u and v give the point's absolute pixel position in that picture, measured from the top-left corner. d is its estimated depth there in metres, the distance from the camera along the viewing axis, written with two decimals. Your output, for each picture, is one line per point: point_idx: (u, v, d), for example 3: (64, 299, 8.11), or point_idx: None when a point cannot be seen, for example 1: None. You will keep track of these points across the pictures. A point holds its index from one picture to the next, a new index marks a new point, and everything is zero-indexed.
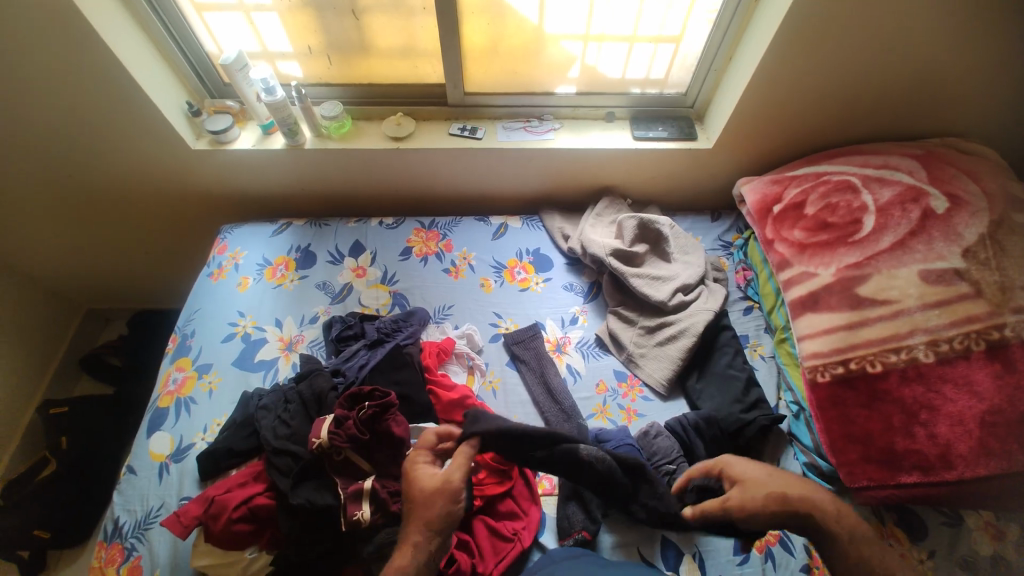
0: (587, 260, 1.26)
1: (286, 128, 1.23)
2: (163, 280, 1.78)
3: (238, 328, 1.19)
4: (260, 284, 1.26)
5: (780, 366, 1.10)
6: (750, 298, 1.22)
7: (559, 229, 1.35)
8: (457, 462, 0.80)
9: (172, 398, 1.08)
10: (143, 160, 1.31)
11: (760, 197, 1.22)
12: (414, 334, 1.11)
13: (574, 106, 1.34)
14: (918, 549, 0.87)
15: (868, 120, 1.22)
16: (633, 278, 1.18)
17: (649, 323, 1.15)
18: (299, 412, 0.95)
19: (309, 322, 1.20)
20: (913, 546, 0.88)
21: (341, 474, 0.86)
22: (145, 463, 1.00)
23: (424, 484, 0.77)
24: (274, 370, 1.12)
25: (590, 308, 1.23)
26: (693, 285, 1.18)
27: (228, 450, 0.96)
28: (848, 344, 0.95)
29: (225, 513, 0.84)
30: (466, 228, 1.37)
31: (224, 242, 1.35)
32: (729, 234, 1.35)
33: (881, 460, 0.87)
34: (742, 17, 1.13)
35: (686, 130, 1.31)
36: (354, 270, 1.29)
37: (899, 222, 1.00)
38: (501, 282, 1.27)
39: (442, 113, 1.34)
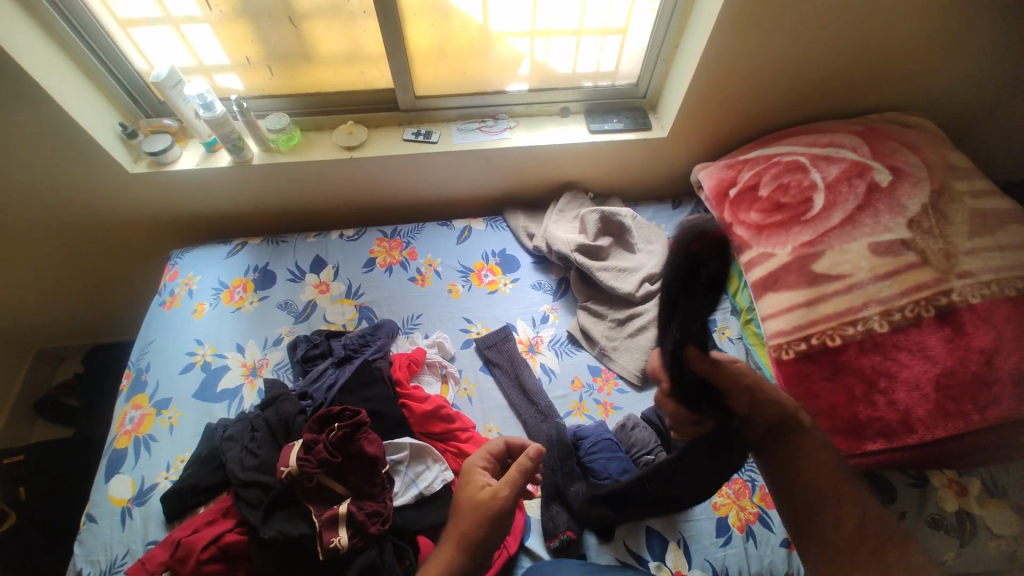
0: (553, 257, 1.26)
1: (230, 144, 1.18)
2: (115, 311, 1.69)
3: (196, 357, 1.13)
4: (217, 309, 1.21)
5: (748, 346, 1.13)
6: None
7: (523, 228, 1.34)
8: (507, 477, 0.74)
9: (130, 438, 1.03)
10: (78, 188, 1.24)
11: (716, 182, 1.24)
12: (382, 348, 1.08)
13: (527, 103, 1.33)
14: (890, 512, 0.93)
15: (812, 99, 1.25)
16: (599, 272, 1.18)
17: (619, 316, 1.15)
18: (266, 440, 0.92)
19: (272, 344, 1.16)
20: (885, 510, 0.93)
21: (314, 500, 0.84)
22: (105, 509, 0.94)
23: (474, 495, 0.74)
24: (239, 398, 1.08)
25: (560, 305, 1.23)
26: (659, 274, 1.19)
27: (193, 487, 0.92)
28: (808, 320, 0.97)
29: (193, 555, 0.80)
30: (430, 234, 1.35)
31: (175, 268, 1.29)
32: (691, 220, 1.37)
33: (847, 430, 0.90)
34: (684, 8, 1.15)
35: (641, 121, 1.31)
36: (316, 286, 1.25)
37: (847, 197, 1.03)
38: (469, 286, 1.25)
39: (395, 118, 1.31)
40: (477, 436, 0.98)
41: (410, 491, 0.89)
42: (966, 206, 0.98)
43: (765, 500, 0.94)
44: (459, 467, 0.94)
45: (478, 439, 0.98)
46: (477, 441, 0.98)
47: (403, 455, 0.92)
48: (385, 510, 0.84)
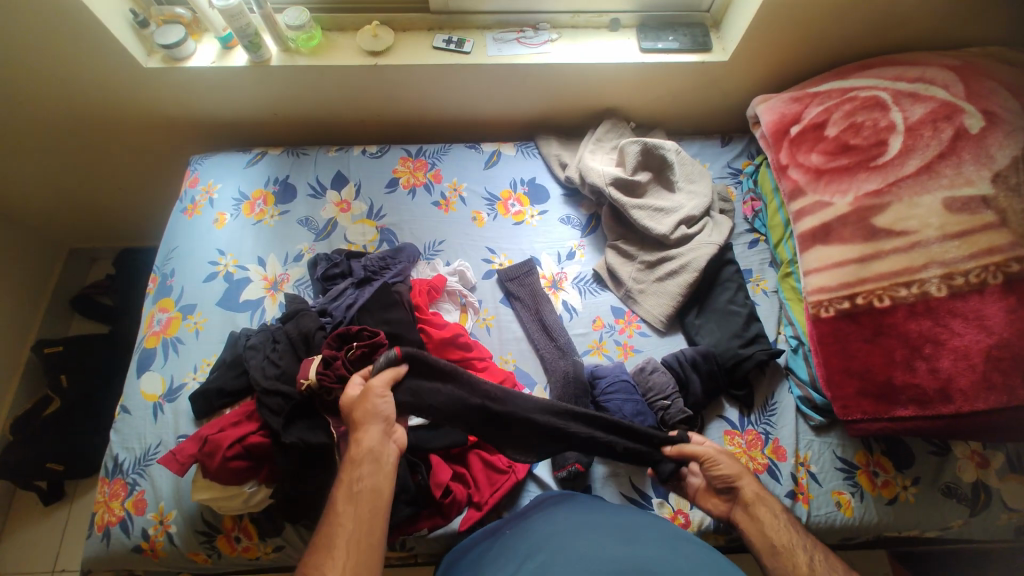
0: (585, 190, 1.18)
1: (246, 41, 1.08)
2: (141, 216, 1.70)
3: (219, 267, 1.13)
4: (238, 221, 1.19)
5: (783, 301, 1.07)
6: (757, 231, 1.16)
7: (555, 157, 1.25)
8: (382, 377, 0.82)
9: (159, 339, 1.06)
10: (92, 82, 1.18)
11: (777, 118, 1.11)
12: (402, 272, 1.06)
13: (573, 11, 1.17)
14: (903, 476, 0.91)
15: (908, 23, 1.07)
16: (634, 210, 1.10)
17: (649, 258, 1.09)
18: (288, 352, 0.93)
19: (293, 260, 1.15)
20: (898, 474, 0.92)
21: (333, 414, 0.86)
22: (138, 403, 1.00)
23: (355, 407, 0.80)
24: (261, 310, 1.09)
25: (588, 242, 1.17)
26: (697, 217, 1.11)
27: (219, 391, 0.95)
28: (857, 278, 0.90)
29: (220, 452, 0.83)
30: (456, 156, 1.27)
31: (196, 174, 1.25)
32: (739, 161, 1.25)
33: (878, 394, 0.86)
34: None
35: (700, 40, 1.16)
36: (337, 204, 1.21)
37: (928, 143, 0.91)
38: (495, 215, 1.19)
39: (425, 21, 1.18)
40: (493, 367, 0.98)
41: None
42: None
43: (777, 453, 0.93)
44: None
45: (494, 370, 0.97)
46: (493, 372, 0.97)
47: None
48: None
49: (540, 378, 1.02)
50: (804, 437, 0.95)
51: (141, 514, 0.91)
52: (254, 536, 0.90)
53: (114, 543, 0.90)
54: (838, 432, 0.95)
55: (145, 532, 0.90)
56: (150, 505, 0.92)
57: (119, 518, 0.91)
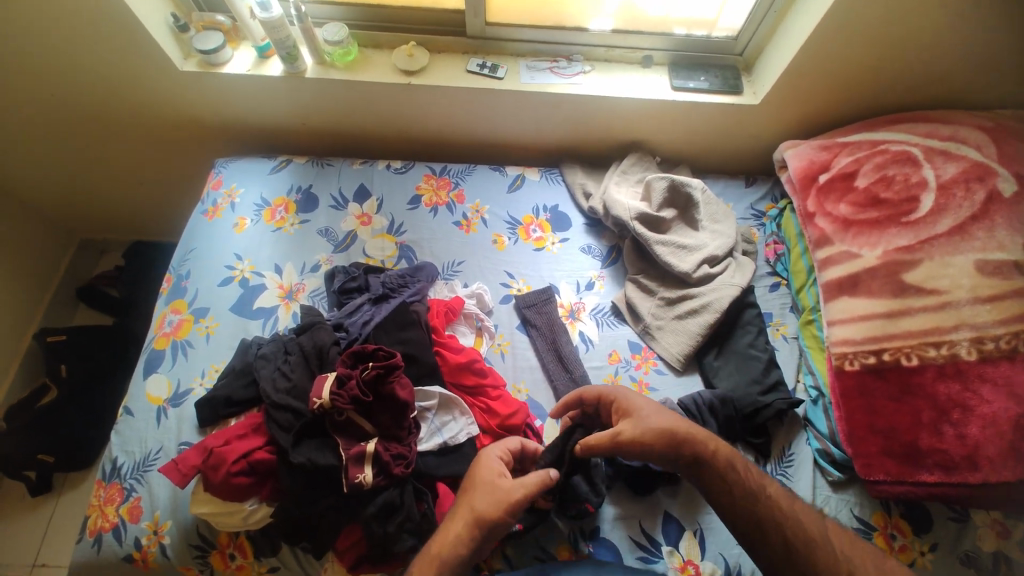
0: (608, 222, 1.17)
1: (284, 51, 1.10)
2: (157, 212, 1.70)
3: (235, 272, 1.12)
4: (258, 227, 1.18)
5: (803, 348, 1.05)
6: (778, 274, 1.15)
7: (580, 186, 1.25)
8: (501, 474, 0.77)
9: (168, 341, 1.05)
10: (126, 79, 1.19)
11: (805, 165, 1.10)
12: (421, 291, 1.04)
13: (608, 46, 1.19)
14: (921, 541, 0.89)
15: (939, 82, 1.08)
16: (656, 245, 1.09)
17: (670, 295, 1.08)
18: (300, 366, 0.91)
19: (310, 270, 1.14)
20: (916, 538, 0.89)
21: (343, 434, 0.83)
22: (142, 406, 0.98)
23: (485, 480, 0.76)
24: (274, 319, 1.07)
25: (608, 274, 1.16)
26: (720, 257, 1.10)
27: (227, 399, 0.94)
28: (885, 333, 0.89)
29: (224, 466, 0.81)
30: (480, 177, 1.27)
31: (219, 177, 1.26)
32: (763, 203, 1.25)
33: (902, 454, 0.84)
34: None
35: (731, 83, 1.17)
36: (358, 216, 1.21)
37: (960, 203, 0.91)
38: (516, 239, 1.19)
39: (461, 44, 1.19)
40: (507, 396, 0.96)
41: (434, 439, 0.89)
42: None
43: None
44: (485, 424, 0.93)
45: (508, 399, 0.95)
46: (507, 402, 0.95)
47: (431, 403, 0.90)
48: (409, 455, 0.84)
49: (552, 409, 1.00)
50: (821, 492, 0.92)
51: (135, 522, 0.88)
52: (250, 554, 0.87)
53: (105, 550, 0.87)
54: (855, 490, 0.92)
55: (138, 542, 0.87)
56: (145, 513, 0.89)
57: (112, 524, 0.88)
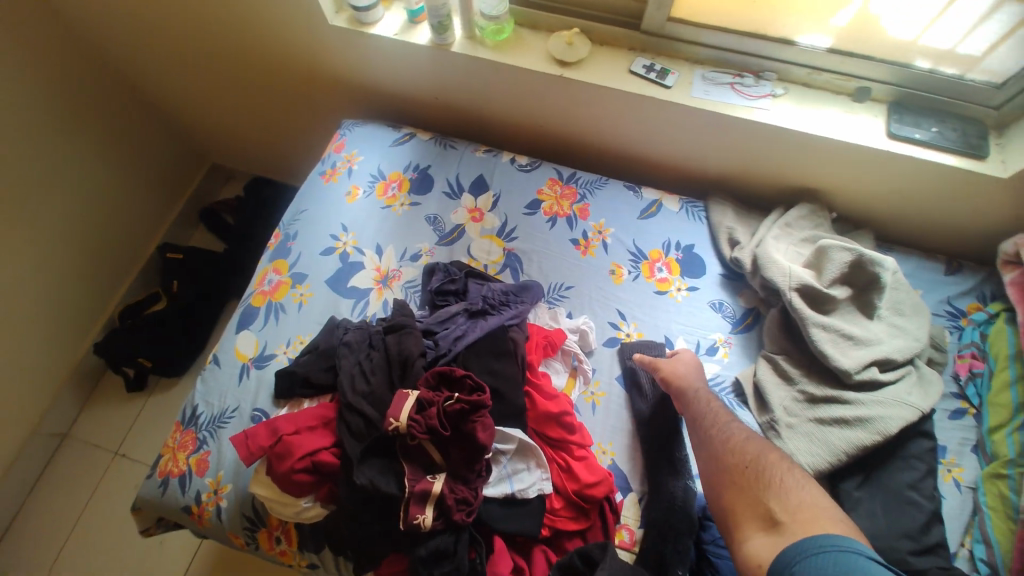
0: (755, 282, 0.98)
1: (436, 20, 1.01)
2: (280, 155, 1.74)
3: (338, 244, 1.08)
4: (370, 200, 1.13)
5: (981, 505, 0.81)
6: (967, 398, 0.89)
7: (726, 231, 1.05)
8: None
9: (264, 300, 1.03)
10: (279, 24, 1.17)
11: None
12: (521, 315, 0.92)
13: (813, 68, 0.96)
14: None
15: None
16: (813, 328, 0.88)
17: (814, 391, 0.87)
18: (382, 369, 0.84)
19: (410, 259, 1.07)
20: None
21: (410, 461, 0.75)
22: (229, 359, 0.98)
23: None
24: (365, 303, 1.02)
25: (737, 342, 0.97)
26: (896, 363, 0.86)
27: (305, 379, 0.91)
28: None
29: (289, 460, 0.76)
30: (611, 193, 1.12)
31: (343, 139, 1.22)
32: (964, 300, 0.97)
33: None
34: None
35: (970, 142, 0.90)
36: (470, 210, 1.11)
37: None
38: (636, 275, 1.03)
39: (629, 39, 1.03)
40: (592, 460, 0.83)
41: (501, 486, 0.79)
42: None
43: None
44: (561, 485, 0.81)
45: (592, 465, 0.82)
46: (590, 467, 0.82)
47: (509, 447, 0.80)
48: (474, 502, 0.74)
49: (637, 487, 0.85)
50: None
51: (200, 475, 0.88)
52: (294, 544, 0.84)
53: (169, 495, 0.88)
54: None
55: (199, 496, 0.87)
56: (210, 470, 0.89)
57: (181, 471, 0.89)
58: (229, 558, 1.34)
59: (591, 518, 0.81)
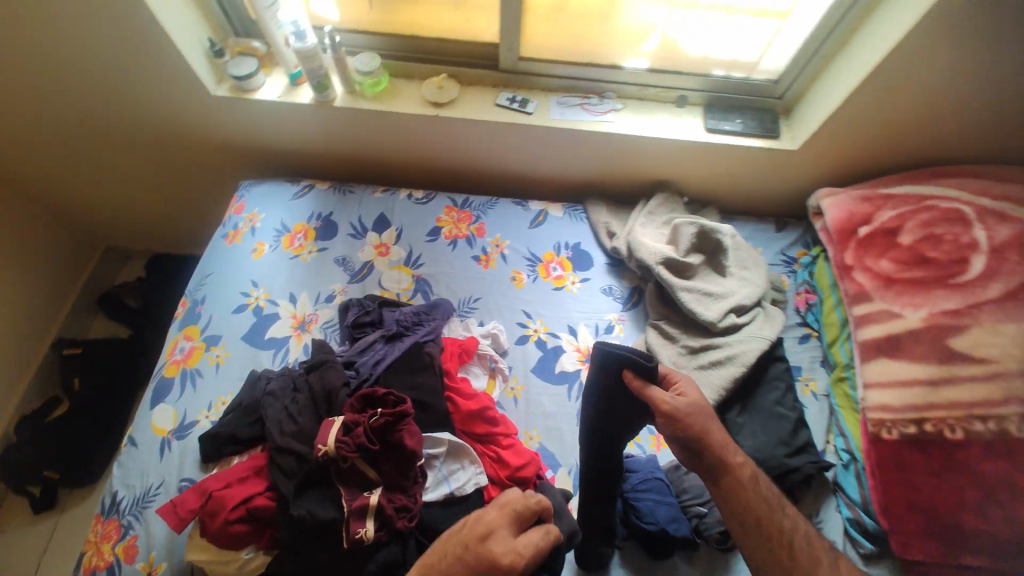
0: (632, 263, 1.14)
1: (315, 81, 1.10)
2: (180, 227, 1.72)
3: (249, 299, 1.11)
4: (276, 253, 1.17)
5: (834, 407, 1.01)
6: (809, 326, 1.10)
7: (603, 225, 1.21)
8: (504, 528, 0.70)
9: (178, 369, 1.03)
10: (160, 101, 1.21)
11: (844, 216, 1.05)
12: (435, 330, 1.00)
13: (642, 83, 1.16)
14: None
15: (987, 140, 1.03)
16: (681, 292, 1.05)
17: (693, 344, 1.04)
18: (307, 407, 0.88)
19: (324, 301, 1.12)
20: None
21: (346, 484, 0.79)
22: (146, 437, 0.96)
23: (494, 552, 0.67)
24: (285, 350, 1.05)
25: (628, 317, 1.12)
26: (748, 307, 1.05)
27: (231, 437, 0.91)
28: (927, 403, 0.84)
29: (223, 513, 0.78)
30: (502, 211, 1.25)
31: (241, 201, 1.25)
32: (794, 249, 1.20)
33: (941, 535, 0.80)
34: (866, 5, 0.95)
35: (768, 126, 1.13)
36: (376, 246, 1.19)
37: (1017, 270, 0.84)
38: (535, 277, 1.16)
39: (491, 78, 1.18)
40: (518, 446, 0.91)
41: (440, 488, 0.85)
42: None
43: None
44: (495, 474, 0.89)
45: (519, 449, 0.91)
46: (518, 451, 0.90)
47: (440, 451, 0.87)
48: (414, 507, 0.80)
49: (564, 461, 0.95)
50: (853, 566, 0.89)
51: (129, 563, 0.85)
52: None
53: None
54: (890, 563, 0.89)
55: None
56: (140, 555, 0.86)
57: (107, 564, 0.85)
58: None
59: None
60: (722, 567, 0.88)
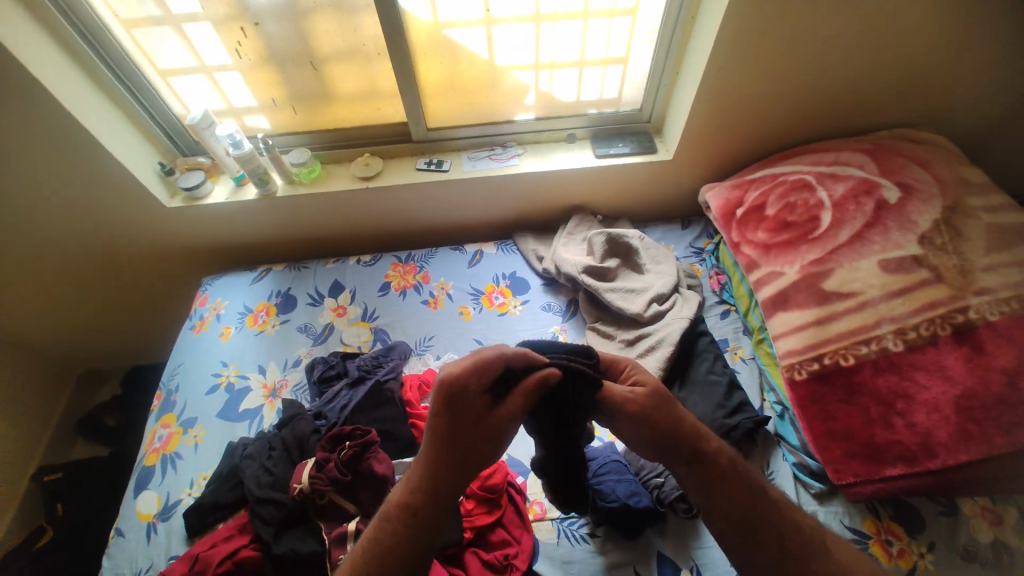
0: (562, 279, 1.28)
1: (256, 178, 1.26)
2: (151, 335, 1.80)
3: (221, 379, 1.19)
4: (242, 333, 1.27)
5: (761, 367, 1.13)
6: (726, 302, 1.25)
7: (533, 251, 1.37)
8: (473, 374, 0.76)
9: (158, 456, 1.09)
10: (121, 222, 1.35)
11: (723, 203, 1.24)
12: (394, 369, 1.11)
13: (535, 130, 1.38)
14: (916, 542, 0.89)
15: (818, 121, 1.26)
16: (607, 293, 1.19)
17: (627, 336, 1.16)
18: (282, 459, 0.95)
19: (292, 366, 1.21)
20: (911, 540, 0.90)
21: (325, 518, 0.85)
22: (133, 524, 1.01)
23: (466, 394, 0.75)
24: (259, 418, 1.13)
25: (570, 326, 1.24)
26: (667, 294, 1.19)
27: (214, 504, 0.96)
28: (819, 340, 0.96)
29: (210, 571, 0.82)
30: (442, 258, 1.39)
31: (205, 294, 1.37)
32: (700, 240, 1.37)
33: (866, 454, 0.87)
34: (677, 52, 1.22)
35: (647, 144, 1.34)
36: (334, 309, 1.31)
37: (855, 215, 1.02)
38: (480, 308, 1.28)
39: (410, 149, 1.38)
40: None
41: None
42: (982, 221, 0.95)
43: None
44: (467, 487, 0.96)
45: None
46: None
47: None
48: None
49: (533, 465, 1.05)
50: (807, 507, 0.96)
51: None
52: None
53: None
54: (840, 500, 0.96)
55: None
56: None
57: None
58: None
59: (501, 504, 0.96)
60: (692, 533, 0.95)
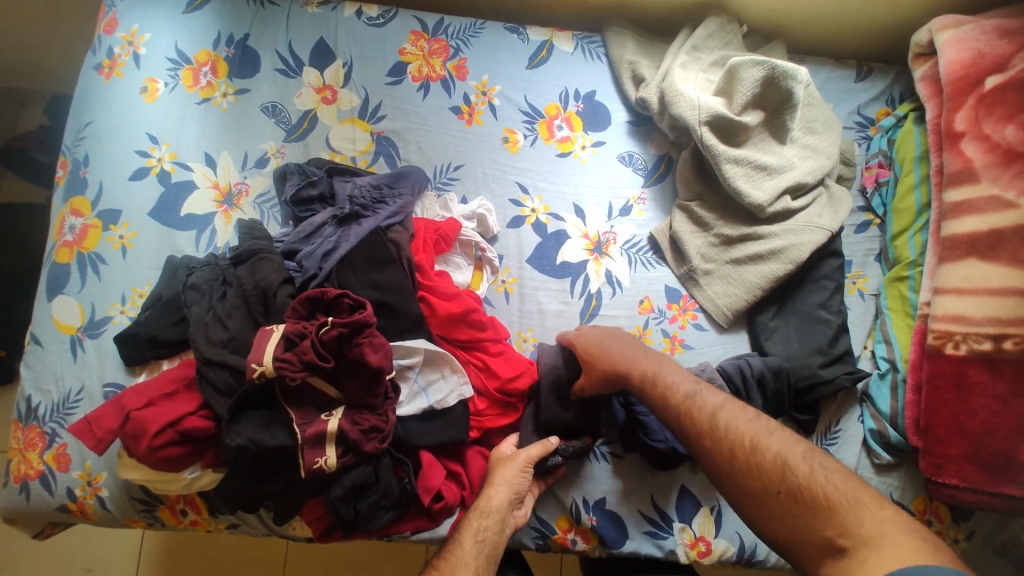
0: (663, 123, 0.86)
1: None
2: None
3: (150, 161, 0.82)
4: (176, 95, 0.85)
5: (882, 309, 0.83)
6: (871, 210, 0.89)
7: (629, 66, 0.91)
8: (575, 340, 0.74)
9: (72, 252, 0.79)
10: None
11: (970, 58, 0.81)
12: (403, 210, 0.77)
13: None
14: (957, 528, 0.76)
15: None
16: (727, 164, 0.80)
17: (730, 233, 0.82)
18: (238, 309, 0.68)
19: (254, 165, 0.84)
20: (952, 524, 0.76)
21: (297, 405, 0.64)
22: (51, 334, 0.76)
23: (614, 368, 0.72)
24: (210, 231, 0.81)
25: (650, 195, 0.88)
26: (808, 186, 0.83)
27: (152, 339, 0.72)
28: (1015, 317, 0.69)
29: (144, 439, 0.62)
30: (491, 41, 0.91)
31: (113, 13, 0.87)
32: (873, 108, 0.93)
33: (989, 463, 0.69)
34: None
35: None
36: (318, 90, 0.87)
37: None
38: (533, 137, 0.88)
39: None
40: (509, 354, 0.75)
41: (417, 401, 0.70)
42: None
43: None
44: (482, 385, 0.74)
45: (511, 358, 0.75)
46: (509, 361, 0.75)
47: (415, 361, 0.70)
48: (385, 427, 0.66)
49: None
50: (862, 474, 0.77)
51: (65, 471, 0.71)
52: (204, 511, 0.72)
53: (35, 500, 0.71)
54: (902, 473, 0.77)
55: (71, 493, 0.71)
56: (75, 462, 0.72)
57: (39, 472, 0.71)
58: (181, 539, 1.06)
59: (518, 409, 0.77)
60: None
